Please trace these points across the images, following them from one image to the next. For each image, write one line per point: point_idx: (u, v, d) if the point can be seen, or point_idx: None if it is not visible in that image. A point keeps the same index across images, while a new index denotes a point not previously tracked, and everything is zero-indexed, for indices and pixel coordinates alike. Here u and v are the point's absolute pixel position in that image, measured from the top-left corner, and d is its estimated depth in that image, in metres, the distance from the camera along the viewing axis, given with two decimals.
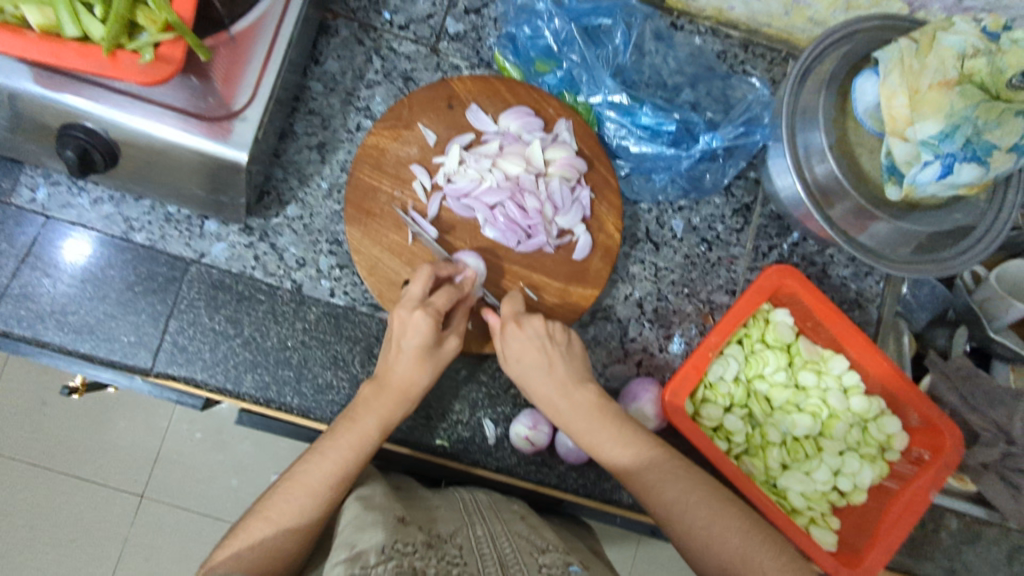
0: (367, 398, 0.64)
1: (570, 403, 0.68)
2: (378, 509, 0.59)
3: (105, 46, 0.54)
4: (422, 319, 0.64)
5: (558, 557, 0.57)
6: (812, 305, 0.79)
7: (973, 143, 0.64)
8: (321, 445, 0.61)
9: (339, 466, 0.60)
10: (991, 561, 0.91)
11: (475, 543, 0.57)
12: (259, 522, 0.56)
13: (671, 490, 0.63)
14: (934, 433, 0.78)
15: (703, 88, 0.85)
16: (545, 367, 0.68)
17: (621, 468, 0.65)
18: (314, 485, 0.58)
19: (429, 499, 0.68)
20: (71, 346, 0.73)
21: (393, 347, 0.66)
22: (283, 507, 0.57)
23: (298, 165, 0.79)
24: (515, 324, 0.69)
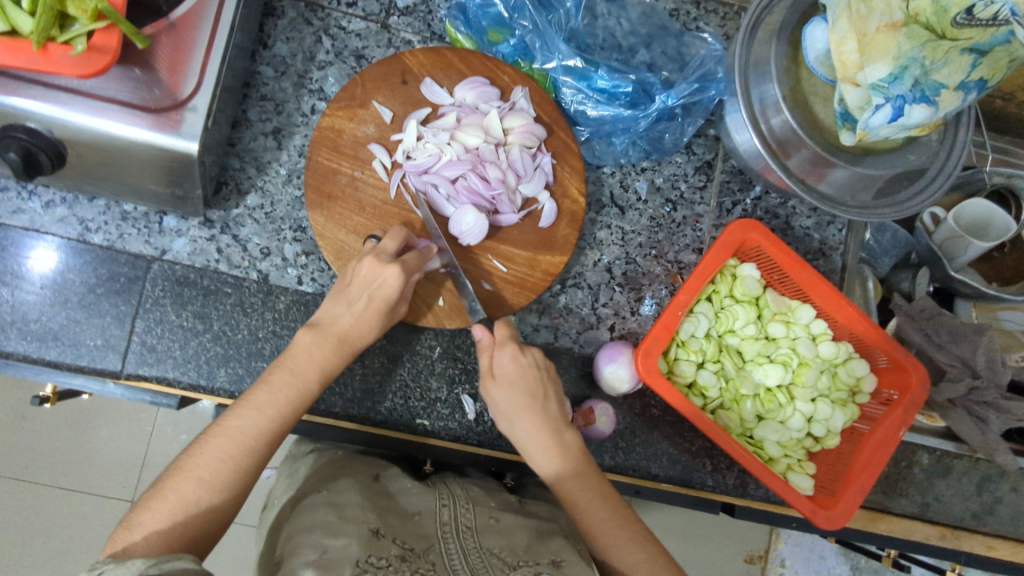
0: (310, 346, 0.66)
1: (554, 438, 0.69)
2: (353, 520, 0.62)
3: (34, 40, 0.52)
4: (393, 274, 0.66)
5: (529, 570, 0.59)
6: (775, 255, 0.79)
7: (922, 84, 0.65)
8: (255, 395, 0.62)
9: (269, 419, 0.62)
10: (963, 492, 0.95)
11: (448, 559, 0.61)
12: (184, 480, 0.57)
13: (609, 533, 0.66)
14: (900, 372, 0.81)
15: (657, 48, 0.84)
16: (536, 399, 0.69)
17: (584, 512, 0.66)
18: (244, 442, 0.60)
19: (406, 503, 0.70)
20: (37, 354, 0.72)
21: (355, 296, 0.67)
22: (214, 466, 0.58)
23: (254, 153, 0.78)
24: (516, 350, 0.69)
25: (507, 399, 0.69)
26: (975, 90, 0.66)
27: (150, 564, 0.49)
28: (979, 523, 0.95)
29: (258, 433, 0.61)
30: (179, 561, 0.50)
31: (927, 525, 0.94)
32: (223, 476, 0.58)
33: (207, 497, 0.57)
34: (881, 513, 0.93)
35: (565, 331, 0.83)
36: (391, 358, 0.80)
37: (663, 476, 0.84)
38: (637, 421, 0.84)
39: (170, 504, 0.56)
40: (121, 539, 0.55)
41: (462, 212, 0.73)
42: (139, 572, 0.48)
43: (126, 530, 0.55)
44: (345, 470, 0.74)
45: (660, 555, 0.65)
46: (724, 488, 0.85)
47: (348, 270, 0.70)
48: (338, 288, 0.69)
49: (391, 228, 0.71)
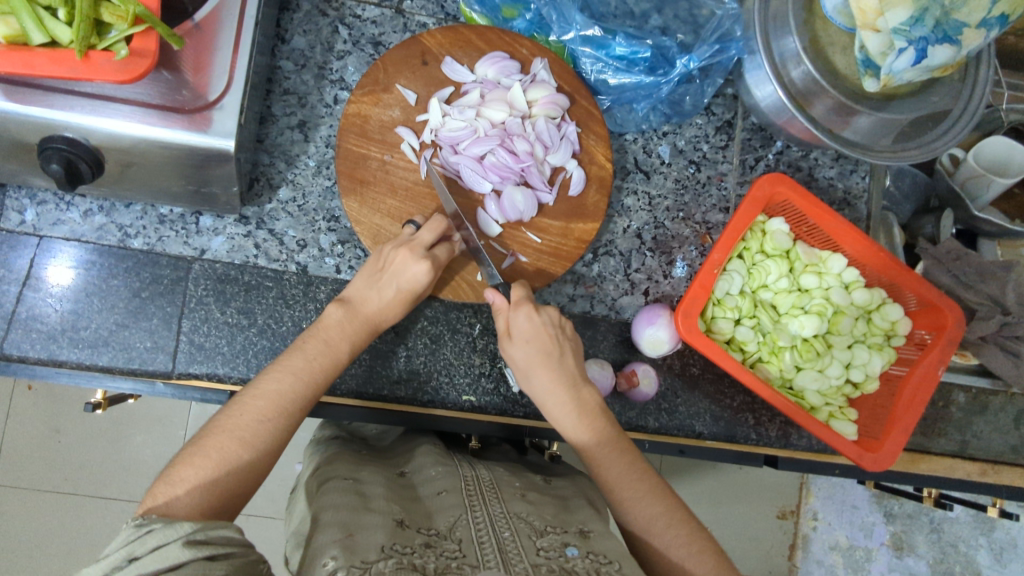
0: (343, 321, 0.67)
1: (572, 393, 0.69)
2: (378, 511, 0.60)
3: (76, 48, 0.53)
4: (425, 270, 0.68)
5: (557, 539, 0.59)
6: (804, 208, 0.80)
7: (943, 23, 0.66)
8: (291, 359, 0.63)
9: (305, 383, 0.62)
10: (1000, 427, 0.96)
11: (475, 531, 0.58)
12: (222, 435, 0.57)
13: (626, 491, 0.66)
14: (934, 313, 0.82)
15: (670, 11, 0.82)
16: (550, 357, 0.70)
17: (603, 468, 0.67)
18: (282, 403, 0.60)
19: (427, 488, 0.68)
20: (89, 361, 0.73)
21: (384, 281, 0.69)
22: (254, 428, 0.58)
23: (282, 148, 0.78)
24: (530, 311, 0.70)
25: (523, 355, 0.69)
26: (997, 27, 0.66)
27: (197, 528, 0.48)
28: (1017, 455, 0.96)
29: (293, 392, 0.61)
30: (225, 529, 0.49)
31: (967, 462, 0.95)
32: (265, 439, 0.58)
33: (247, 454, 0.57)
34: (922, 454, 0.94)
35: (600, 299, 0.84)
36: (433, 339, 0.81)
37: (707, 433, 0.85)
38: (678, 380, 0.85)
39: (211, 461, 0.55)
40: (161, 493, 0.53)
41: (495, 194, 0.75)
42: (186, 536, 0.47)
43: (165, 483, 0.53)
44: (369, 466, 0.73)
45: (680, 511, 0.65)
46: (768, 440, 0.87)
47: (380, 252, 0.71)
48: (365, 269, 0.70)
49: (432, 216, 0.72)
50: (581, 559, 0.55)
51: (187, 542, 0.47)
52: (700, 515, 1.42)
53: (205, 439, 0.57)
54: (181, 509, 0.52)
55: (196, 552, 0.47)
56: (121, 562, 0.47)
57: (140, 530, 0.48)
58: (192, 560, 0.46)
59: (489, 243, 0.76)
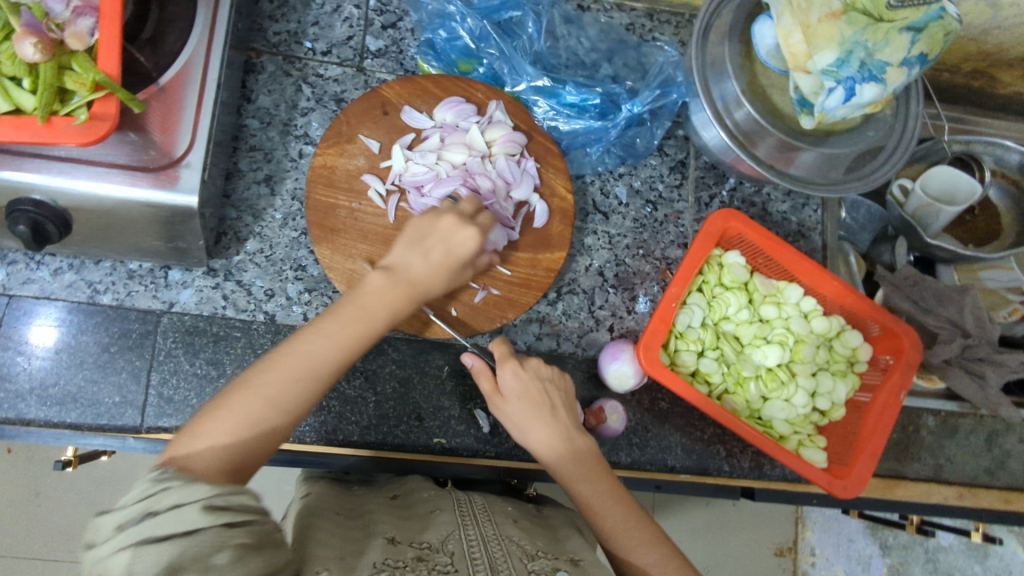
0: (383, 290, 0.64)
1: (566, 444, 0.70)
2: (373, 533, 0.61)
3: (39, 114, 0.56)
4: (471, 235, 0.68)
5: (548, 564, 0.58)
6: (757, 240, 0.83)
7: (868, 63, 0.70)
8: (327, 324, 0.62)
9: (340, 351, 0.61)
10: (973, 449, 0.97)
11: (466, 545, 0.59)
12: (253, 394, 0.56)
13: (625, 539, 0.66)
14: (892, 337, 0.84)
15: (619, 60, 0.89)
16: (543, 410, 0.71)
17: (599, 515, 0.67)
18: (312, 369, 0.59)
19: (421, 506, 0.69)
20: (57, 419, 0.74)
21: (431, 246, 0.67)
22: (280, 386, 0.57)
23: (250, 202, 0.81)
24: (516, 365, 0.71)
25: (516, 412, 0.71)
26: (918, 65, 0.71)
27: (216, 493, 0.48)
28: (994, 479, 0.97)
29: (331, 356, 0.60)
30: (242, 495, 0.49)
31: (944, 487, 0.95)
32: (290, 400, 0.58)
33: (275, 414, 0.57)
34: (898, 480, 0.95)
35: (566, 336, 0.86)
36: (402, 383, 0.82)
37: (680, 467, 0.86)
38: (647, 416, 0.86)
39: (239, 420, 0.55)
40: (184, 445, 0.54)
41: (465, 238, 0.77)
42: (204, 499, 0.47)
43: (192, 434, 0.55)
44: (363, 496, 0.72)
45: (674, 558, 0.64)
46: (741, 472, 0.87)
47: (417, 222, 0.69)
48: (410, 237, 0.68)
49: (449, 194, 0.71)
50: None
51: (205, 506, 0.47)
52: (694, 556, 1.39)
53: (245, 390, 0.57)
54: (199, 466, 0.53)
55: (214, 519, 0.47)
56: (136, 517, 0.46)
57: (154, 487, 0.48)
58: (209, 528, 0.46)
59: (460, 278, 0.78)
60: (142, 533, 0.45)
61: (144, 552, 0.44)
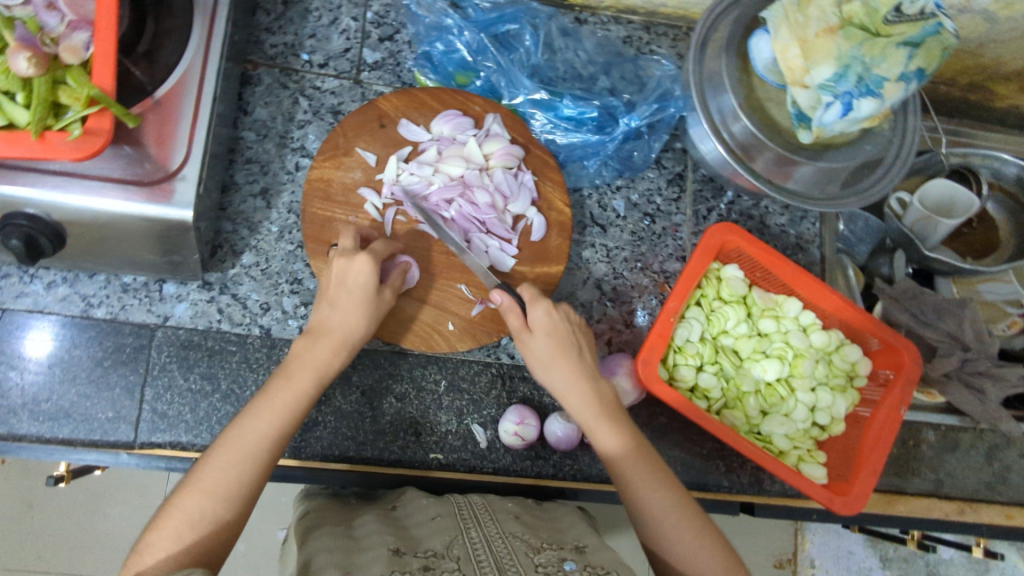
0: (306, 350, 0.65)
1: (591, 386, 0.69)
2: (372, 547, 0.59)
3: (32, 129, 0.56)
4: (365, 263, 0.68)
5: (554, 554, 0.57)
6: (755, 254, 0.82)
7: (866, 78, 0.69)
8: (259, 406, 0.61)
9: (267, 427, 0.60)
10: (974, 464, 0.96)
11: (471, 549, 0.57)
12: (193, 499, 0.55)
13: (647, 485, 0.65)
14: (892, 351, 0.83)
15: (616, 73, 0.89)
16: (570, 350, 0.70)
17: (622, 460, 0.66)
18: (241, 449, 0.58)
19: (418, 516, 0.68)
20: (49, 434, 0.73)
21: (334, 295, 0.67)
22: (218, 477, 0.57)
23: (245, 215, 0.81)
24: (549, 305, 0.70)
25: (544, 349, 0.69)
26: (916, 80, 0.71)
27: None
28: (994, 493, 0.96)
29: (259, 435, 0.59)
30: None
31: (945, 502, 0.95)
32: (231, 483, 0.57)
33: (217, 507, 0.56)
34: (898, 495, 0.94)
35: None
36: (399, 398, 0.82)
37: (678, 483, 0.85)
38: (646, 431, 0.85)
39: (185, 521, 0.54)
40: (135, 564, 0.53)
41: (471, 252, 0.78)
42: None
43: (145, 550, 0.54)
44: (361, 510, 0.71)
45: (690, 508, 0.64)
46: (740, 487, 0.87)
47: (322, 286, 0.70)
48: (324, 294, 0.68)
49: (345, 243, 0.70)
50: (578, 571, 0.53)
51: None
52: None
53: (189, 488, 0.56)
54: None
55: None
56: None
57: None
58: None
59: (460, 291, 0.78)
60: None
61: None
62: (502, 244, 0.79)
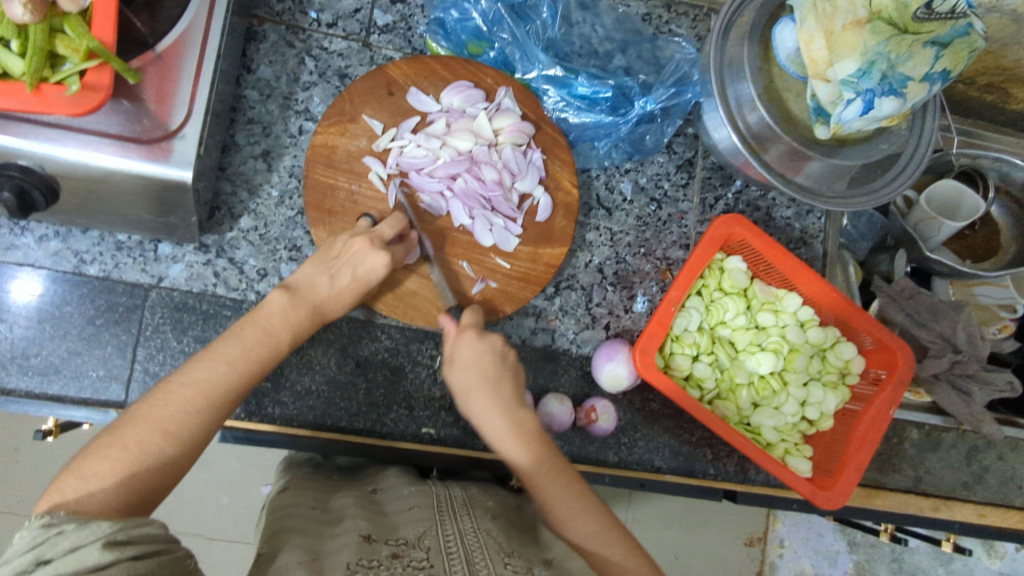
0: (286, 309, 0.65)
1: (512, 418, 0.67)
2: (343, 531, 0.59)
3: (28, 81, 0.53)
4: (383, 261, 0.68)
5: (524, 556, 0.56)
6: (760, 247, 0.82)
7: (889, 76, 0.68)
8: (225, 347, 0.61)
9: (237, 372, 0.60)
10: (953, 463, 0.98)
11: (443, 541, 0.57)
12: (145, 428, 0.54)
13: (568, 514, 0.62)
14: (885, 352, 0.84)
15: (633, 52, 0.87)
16: (490, 381, 0.68)
17: (545, 492, 0.63)
18: (211, 393, 0.58)
19: (396, 504, 0.67)
20: (39, 389, 0.72)
21: (339, 269, 0.68)
22: (170, 415, 0.56)
23: (245, 177, 0.78)
24: (473, 336, 0.70)
25: (462, 381, 0.68)
26: (939, 81, 0.69)
27: (118, 528, 0.47)
28: (970, 493, 0.98)
29: (225, 379, 0.59)
30: (148, 526, 0.49)
31: (921, 498, 0.97)
32: (190, 427, 0.56)
33: (169, 447, 0.55)
34: (877, 490, 0.96)
35: (562, 332, 0.85)
36: (393, 371, 0.81)
37: (665, 468, 0.86)
38: (637, 416, 0.86)
39: (129, 453, 0.53)
40: (69, 487, 0.50)
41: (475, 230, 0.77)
42: (105, 537, 0.46)
43: (75, 477, 0.51)
44: (339, 492, 0.71)
45: (617, 533, 0.61)
46: (725, 475, 0.88)
47: (331, 242, 0.71)
48: (317, 258, 0.69)
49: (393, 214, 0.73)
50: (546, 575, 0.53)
51: (107, 543, 0.46)
52: (669, 545, 1.41)
53: (131, 424, 0.54)
54: (92, 506, 0.50)
55: (118, 553, 0.46)
56: (28, 566, 0.44)
57: (48, 532, 0.46)
58: (113, 563, 0.45)
59: (462, 267, 0.77)
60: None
61: None
62: (507, 224, 0.77)
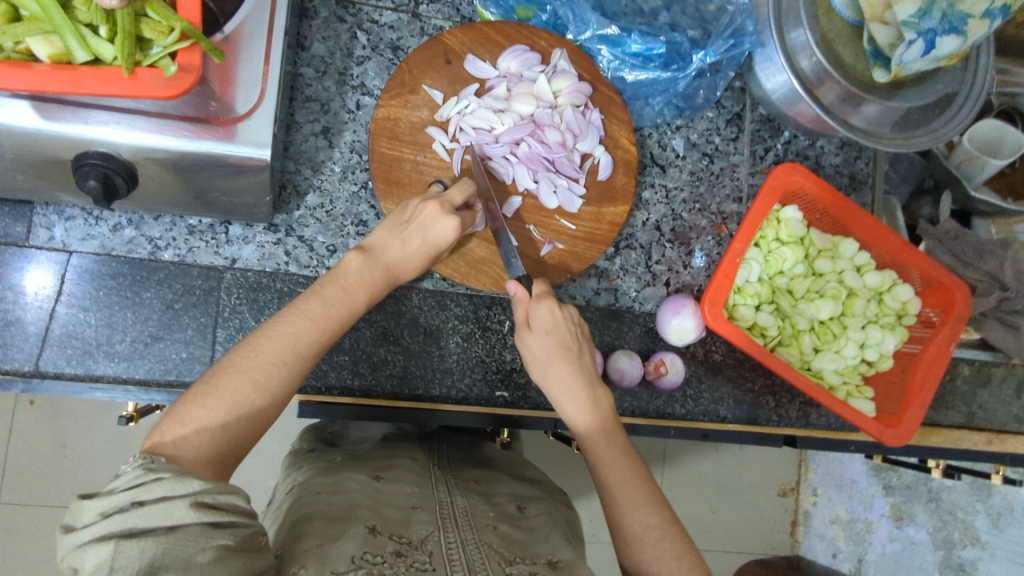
0: (361, 270, 0.66)
1: (587, 391, 0.69)
2: (356, 518, 0.59)
3: (123, 66, 0.53)
4: (453, 226, 0.69)
5: (526, 569, 0.57)
6: (818, 194, 0.83)
7: (950, 15, 0.69)
8: (308, 305, 0.62)
9: (321, 330, 0.61)
10: (1003, 397, 1.01)
11: (447, 547, 0.57)
12: (238, 378, 0.55)
13: (629, 492, 0.64)
14: (942, 292, 0.85)
15: (678, 8, 0.85)
16: (569, 352, 0.69)
17: (608, 467, 0.66)
18: (298, 346, 0.59)
19: (401, 498, 0.67)
20: (125, 375, 0.73)
21: (410, 233, 0.69)
22: (265, 368, 0.56)
23: (308, 155, 0.79)
24: (552, 303, 0.70)
25: (542, 348, 0.69)
26: (1000, 17, 0.70)
27: (206, 490, 0.47)
28: (1020, 425, 1.01)
29: (309, 339, 0.60)
30: (233, 495, 0.49)
31: (975, 433, 0.99)
32: (279, 381, 0.57)
33: (263, 398, 0.56)
34: (932, 427, 0.98)
35: (624, 291, 0.86)
36: (464, 337, 0.83)
37: (731, 417, 0.88)
38: (701, 368, 0.88)
39: (225, 403, 0.54)
40: (167, 430, 0.51)
41: (540, 193, 0.78)
42: (194, 495, 0.47)
43: (175, 422, 0.52)
44: (344, 474, 0.70)
45: (673, 522, 0.63)
46: (788, 421, 0.90)
47: (403, 205, 0.71)
48: (390, 219, 0.70)
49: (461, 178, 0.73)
50: None
51: (194, 503, 0.46)
52: None
53: (224, 376, 0.55)
54: (189, 453, 0.51)
55: (200, 516, 0.46)
56: (126, 505, 0.45)
57: (147, 475, 0.47)
58: (194, 524, 0.45)
59: (529, 230, 0.78)
60: (128, 523, 0.44)
61: (126, 544, 0.43)
62: (571, 186, 0.79)
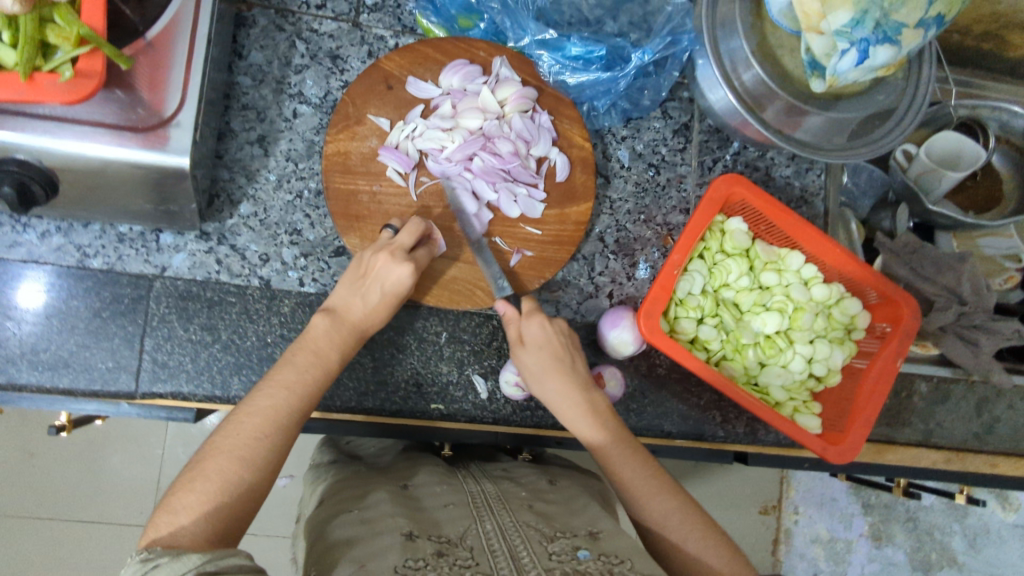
0: (330, 332, 0.67)
1: (586, 399, 0.72)
2: (386, 529, 0.58)
3: (21, 71, 0.53)
4: (408, 271, 0.68)
5: (567, 543, 0.57)
6: (759, 206, 0.81)
7: (883, 24, 0.65)
8: (283, 373, 0.63)
9: (298, 397, 0.62)
10: (963, 415, 0.98)
11: (485, 539, 0.57)
12: (223, 458, 0.56)
13: (644, 491, 0.67)
14: (892, 305, 0.83)
15: (623, 16, 0.83)
16: (560, 360, 0.72)
17: (619, 468, 0.68)
18: (279, 419, 0.60)
19: (429, 500, 0.67)
20: (50, 384, 0.73)
21: (369, 287, 0.69)
22: (247, 440, 0.57)
23: (242, 163, 0.79)
24: (542, 319, 0.73)
25: (535, 361, 0.72)
26: (934, 26, 0.67)
27: (206, 559, 0.47)
28: (981, 443, 0.99)
29: (288, 407, 0.61)
30: (233, 557, 0.49)
31: (932, 451, 0.97)
32: (263, 452, 0.58)
33: (245, 475, 0.56)
34: (888, 445, 0.96)
35: (565, 303, 0.85)
36: (399, 349, 0.81)
37: (675, 432, 0.86)
38: (645, 382, 0.86)
39: (213, 485, 0.55)
40: (164, 522, 0.52)
41: (502, 205, 0.77)
42: (196, 567, 0.47)
43: (167, 512, 0.53)
44: (374, 484, 0.70)
45: (690, 507, 0.66)
46: (735, 437, 0.88)
47: (359, 258, 0.71)
48: (347, 278, 0.70)
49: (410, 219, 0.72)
50: (592, 561, 0.54)
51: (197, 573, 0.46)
52: None
53: (204, 461, 0.56)
54: (184, 538, 0.51)
55: None
56: None
57: (145, 565, 0.47)
58: None
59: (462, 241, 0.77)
60: None
61: None
62: (532, 192, 0.78)
